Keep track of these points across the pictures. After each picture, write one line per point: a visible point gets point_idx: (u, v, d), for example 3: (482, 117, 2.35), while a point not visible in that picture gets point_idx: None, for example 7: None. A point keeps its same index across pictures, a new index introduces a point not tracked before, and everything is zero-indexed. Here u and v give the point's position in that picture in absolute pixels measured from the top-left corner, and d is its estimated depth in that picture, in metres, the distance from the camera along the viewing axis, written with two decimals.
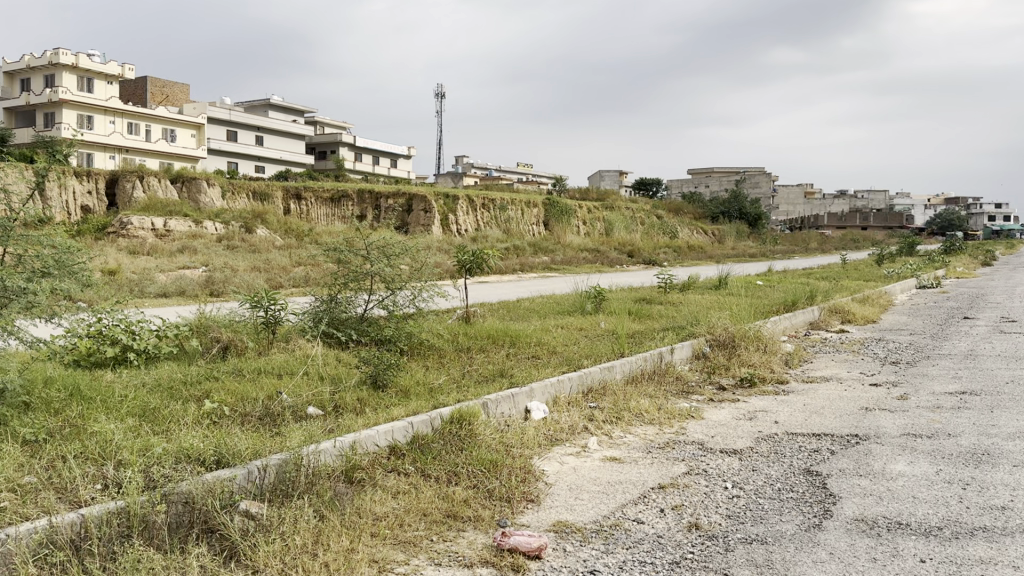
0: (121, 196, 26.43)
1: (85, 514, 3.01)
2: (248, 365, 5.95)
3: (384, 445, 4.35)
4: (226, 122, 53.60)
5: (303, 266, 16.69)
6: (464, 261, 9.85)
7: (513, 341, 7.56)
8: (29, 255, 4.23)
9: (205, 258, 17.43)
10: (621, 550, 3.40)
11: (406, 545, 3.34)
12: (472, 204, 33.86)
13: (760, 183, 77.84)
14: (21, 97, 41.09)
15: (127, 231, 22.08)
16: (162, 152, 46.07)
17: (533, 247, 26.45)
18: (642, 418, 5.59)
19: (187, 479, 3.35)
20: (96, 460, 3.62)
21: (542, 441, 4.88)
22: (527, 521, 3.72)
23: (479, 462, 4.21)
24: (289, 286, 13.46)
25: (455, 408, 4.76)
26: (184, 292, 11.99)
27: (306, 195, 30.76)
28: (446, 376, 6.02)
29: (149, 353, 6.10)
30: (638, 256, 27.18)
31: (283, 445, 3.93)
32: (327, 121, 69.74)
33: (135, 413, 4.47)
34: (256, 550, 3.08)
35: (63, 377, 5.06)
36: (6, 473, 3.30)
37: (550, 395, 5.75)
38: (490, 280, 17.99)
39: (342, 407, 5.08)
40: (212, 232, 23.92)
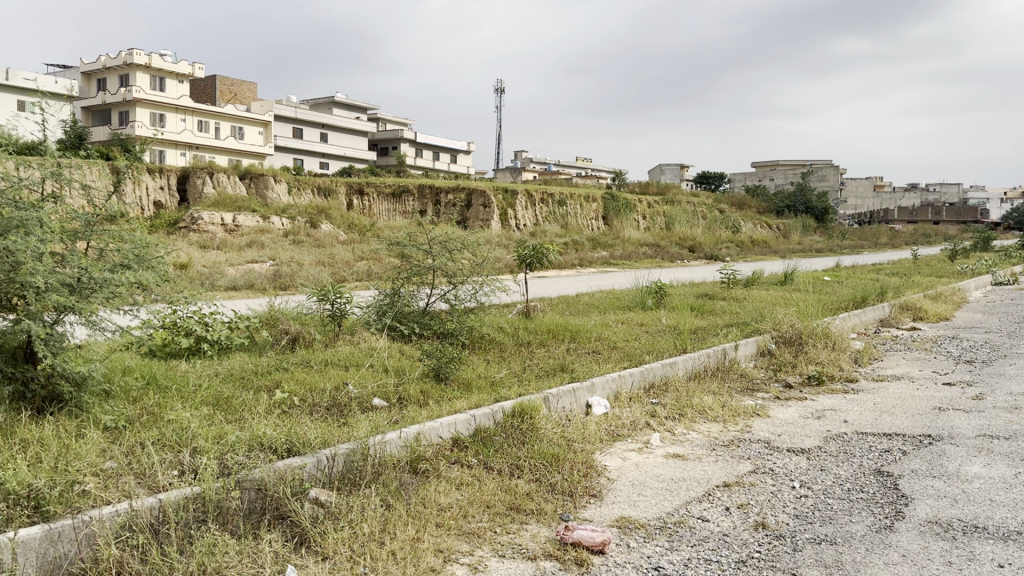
0: (192, 192, 27.19)
1: (163, 499, 3.10)
2: (316, 356, 6.07)
3: (448, 437, 4.39)
4: (293, 121, 54.70)
5: (366, 260, 16.98)
6: (525, 255, 9.83)
7: (573, 337, 7.53)
8: (111, 248, 4.39)
9: (271, 252, 17.88)
10: (686, 548, 3.36)
11: (471, 537, 3.37)
12: (531, 199, 33.83)
13: (827, 176, 75.70)
14: (98, 97, 42.64)
15: (199, 225, 22.73)
16: (231, 150, 47.28)
17: (592, 242, 26.32)
18: (706, 415, 5.52)
19: (260, 466, 3.45)
20: (173, 446, 3.75)
21: (604, 436, 4.87)
22: (590, 515, 3.71)
23: (541, 456, 4.22)
24: (352, 280, 13.71)
25: (517, 402, 4.78)
26: (254, 285, 12.32)
27: (368, 191, 31.19)
28: (508, 370, 6.04)
29: (221, 344, 6.29)
30: (699, 251, 26.80)
31: (350, 434, 4.02)
32: (389, 118, 70.63)
33: (209, 402, 4.61)
34: (325, 537, 3.17)
35: (140, 367, 5.23)
36: (90, 458, 3.43)
37: (612, 390, 5.70)
38: (550, 274, 18.04)
39: (406, 398, 5.14)
40: (278, 226, 24.49)
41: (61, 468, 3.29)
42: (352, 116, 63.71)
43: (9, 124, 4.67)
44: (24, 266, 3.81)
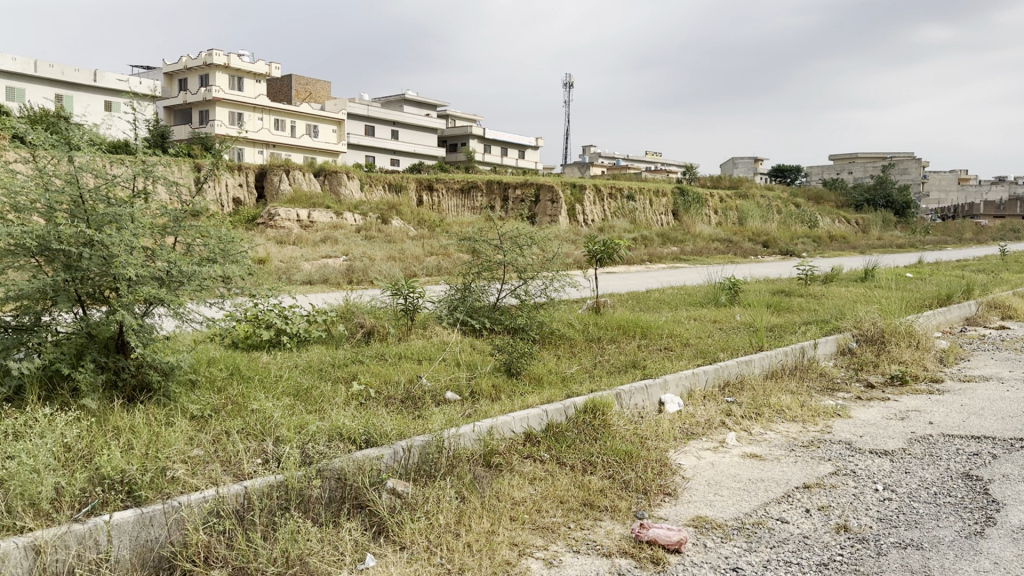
0: (270, 188, 27.93)
1: (248, 487, 3.19)
2: (390, 350, 6.17)
3: (520, 432, 4.40)
4: (365, 118, 55.63)
5: (435, 255, 17.17)
6: (595, 251, 9.77)
7: (645, 333, 7.43)
8: (197, 243, 4.53)
9: (344, 247, 18.24)
10: (765, 549, 3.30)
11: (545, 531, 3.36)
12: (599, 194, 33.62)
13: (908, 169, 73.06)
14: (180, 97, 44.14)
15: (276, 221, 23.33)
16: (305, 147, 48.36)
17: (662, 237, 26.00)
18: (784, 414, 5.39)
19: (340, 456, 3.52)
20: (257, 436, 3.86)
21: (678, 434, 4.80)
22: (665, 514, 3.66)
23: (614, 452, 4.19)
24: (423, 275, 13.86)
25: (590, 397, 4.75)
26: (328, 280, 12.58)
27: (438, 186, 31.74)
28: (579, 366, 6.02)
29: (300, 336, 6.45)
30: (774, 247, 26.21)
31: (425, 427, 4.07)
32: (457, 114, 71.16)
33: (290, 393, 4.74)
34: (402, 527, 3.23)
35: (225, 358, 5.39)
36: (178, 446, 3.56)
37: (686, 387, 5.63)
38: (618, 270, 17.93)
39: (478, 393, 5.17)
40: (351, 222, 24.94)
41: (152, 454, 3.42)
42: (421, 113, 64.49)
43: (104, 125, 4.85)
44: (119, 259, 3.98)
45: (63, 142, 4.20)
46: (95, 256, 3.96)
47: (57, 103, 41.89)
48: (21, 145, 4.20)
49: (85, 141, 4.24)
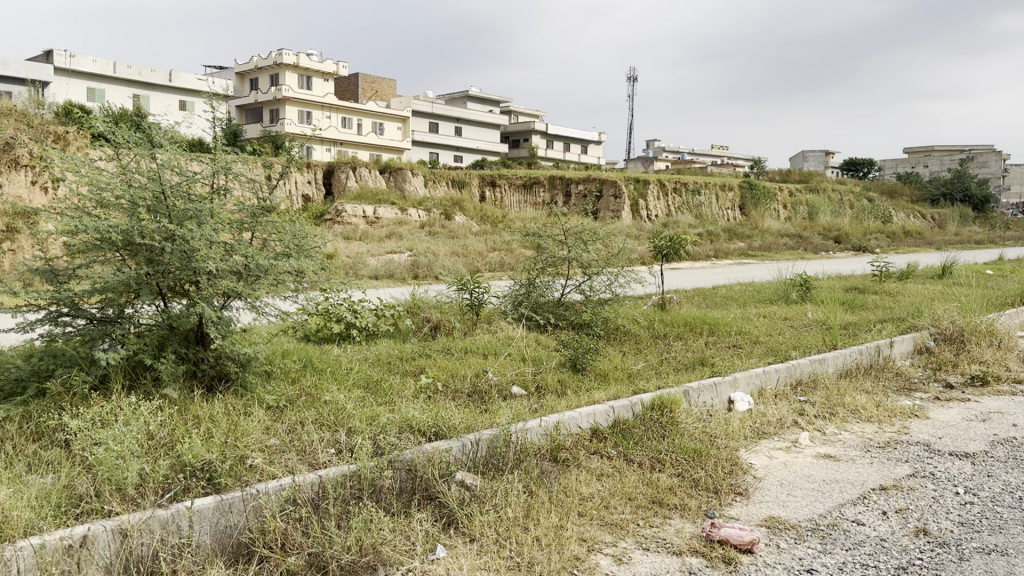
0: (337, 185, 28.43)
1: (323, 476, 3.27)
2: (456, 344, 6.23)
3: (587, 427, 4.39)
4: (429, 115, 56.17)
5: (499, 251, 17.23)
6: (661, 246, 9.67)
7: (712, 330, 7.33)
8: (273, 239, 4.67)
9: (409, 243, 18.46)
10: (840, 551, 3.22)
11: (614, 528, 3.34)
12: (663, 188, 33.26)
13: (988, 162, 70.28)
14: (251, 96, 45.30)
15: (343, 217, 23.74)
16: (371, 144, 49.10)
17: (729, 233, 25.59)
18: (859, 415, 5.25)
19: (411, 448, 3.58)
20: (330, 426, 3.95)
21: (748, 434, 4.72)
22: (736, 513, 3.60)
23: (682, 450, 4.15)
24: (487, 270, 13.95)
25: (657, 395, 4.71)
26: (394, 275, 12.75)
27: (500, 182, 31.94)
28: (645, 363, 5.98)
29: (369, 330, 6.57)
30: (846, 243, 25.55)
31: (493, 420, 4.10)
32: (520, 110, 71.25)
33: (361, 385, 4.83)
34: (472, 519, 3.25)
35: (298, 351, 5.53)
36: (256, 435, 3.66)
37: (756, 386, 5.54)
38: (683, 266, 17.73)
39: (544, 387, 5.19)
40: (415, 218, 25.24)
41: (231, 443, 3.53)
42: (484, 109, 64.75)
43: (184, 125, 5.01)
44: (199, 254, 4.12)
45: (145, 141, 4.37)
46: (176, 250, 4.10)
47: (135, 103, 43.35)
48: (107, 144, 4.38)
49: (166, 139, 4.40)
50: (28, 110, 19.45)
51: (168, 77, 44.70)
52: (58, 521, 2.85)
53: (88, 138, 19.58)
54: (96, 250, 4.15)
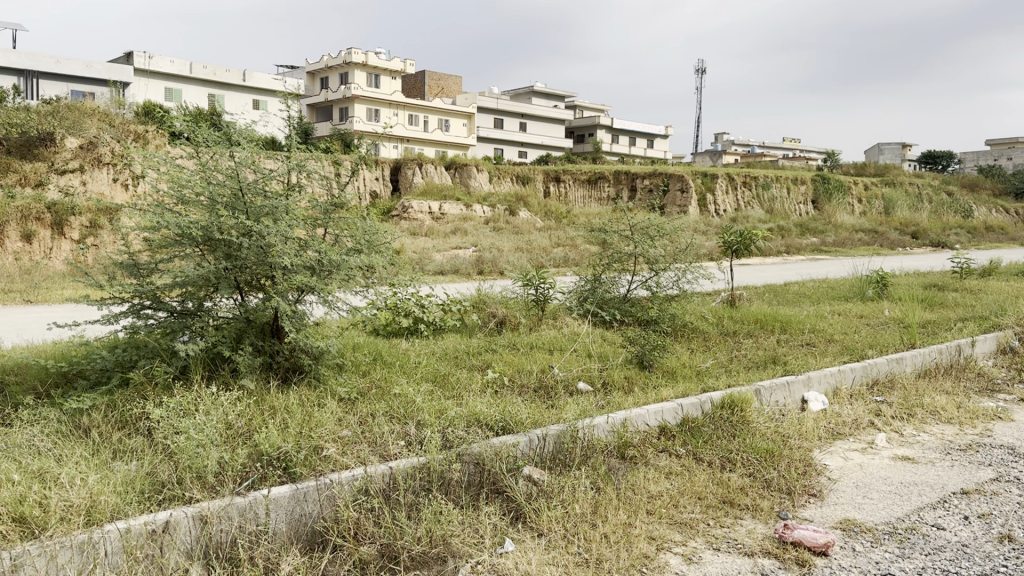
0: (404, 182, 28.79)
1: (394, 468, 3.32)
2: (521, 339, 6.25)
3: (655, 425, 4.36)
4: (494, 111, 56.37)
5: (563, 246, 17.24)
6: (731, 242, 9.50)
7: (784, 328, 7.18)
8: (344, 234, 4.77)
9: (474, 238, 18.64)
10: (919, 556, 3.12)
11: (684, 527, 3.30)
12: (732, 182, 32.65)
13: None
14: (322, 95, 46.24)
15: (409, 213, 24.06)
16: (437, 141, 49.55)
17: (800, 228, 25.00)
18: (938, 416, 5.08)
19: (479, 442, 3.61)
20: (400, 419, 4.02)
21: (822, 434, 4.61)
22: (809, 515, 3.52)
23: (754, 449, 4.08)
24: (553, 266, 13.97)
25: (727, 393, 4.65)
26: (460, 270, 12.88)
27: (565, 177, 31.90)
28: (715, 361, 5.88)
29: (436, 325, 6.66)
30: (924, 238, 24.68)
31: (560, 416, 4.10)
32: (585, 105, 70.96)
33: (429, 378, 4.90)
34: (539, 515, 3.26)
35: (368, 344, 5.63)
36: (329, 426, 3.74)
37: (830, 385, 5.40)
38: (753, 261, 17.44)
39: (610, 384, 5.16)
40: (481, 214, 25.43)
41: (305, 433, 3.61)
42: (548, 104, 64.67)
43: (260, 124, 5.14)
44: (275, 248, 4.22)
45: (223, 139, 4.51)
46: (253, 246, 4.21)
47: (211, 102, 44.70)
48: (187, 143, 4.53)
49: (243, 138, 4.53)
50: (111, 110, 20.25)
51: (241, 77, 45.93)
52: (143, 506, 2.97)
53: (168, 136, 20.28)
54: (178, 245, 4.29)
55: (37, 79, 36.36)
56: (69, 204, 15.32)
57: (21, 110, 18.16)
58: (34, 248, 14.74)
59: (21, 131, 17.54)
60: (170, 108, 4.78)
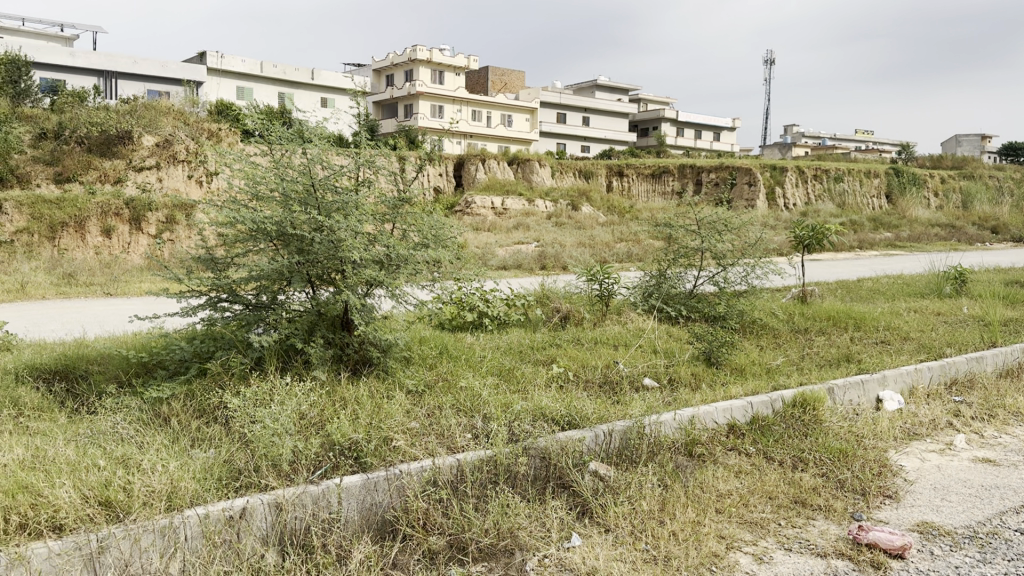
0: (467, 177, 28.99)
1: (461, 460, 3.36)
2: (586, 334, 6.23)
3: (723, 423, 4.30)
4: (557, 106, 56.24)
5: (626, 241, 17.15)
6: (803, 236, 9.29)
7: (857, 325, 7.00)
8: (412, 229, 4.83)
9: (536, 233, 18.69)
10: (1002, 562, 3.01)
11: (754, 526, 3.25)
12: (801, 175, 31.90)
13: None
14: (387, 92, 46.86)
15: (472, 209, 24.22)
16: (499, 136, 49.71)
17: (873, 222, 24.27)
18: (1021, 417, 4.88)
19: (545, 436, 3.62)
20: (467, 412, 4.06)
21: (898, 434, 4.48)
22: (885, 517, 3.43)
23: (827, 450, 3.99)
24: (616, 261, 13.91)
25: (799, 391, 4.56)
26: (523, 265, 12.93)
27: (628, 172, 31.69)
28: (785, 358, 5.76)
29: (500, 319, 6.71)
30: (1005, 234, 23.71)
31: (626, 412, 4.08)
32: (649, 98, 70.22)
33: (495, 372, 4.93)
34: (606, 511, 3.25)
35: (434, 338, 5.70)
36: (398, 418, 3.80)
37: (906, 384, 5.25)
38: (823, 257, 17.04)
39: (677, 380, 5.12)
40: (543, 209, 25.45)
41: (375, 424, 3.68)
42: (611, 98, 64.21)
43: (331, 121, 5.24)
44: (345, 243, 4.30)
45: (295, 137, 4.61)
46: (324, 240, 4.30)
47: (279, 100, 45.72)
48: (261, 140, 4.64)
49: (315, 134, 4.62)
50: (187, 109, 20.94)
51: (309, 75, 46.85)
52: (221, 493, 3.07)
53: (239, 134, 20.87)
54: (252, 240, 4.42)
55: (117, 79, 37.57)
56: (145, 200, 15.87)
57: (102, 110, 18.92)
58: (113, 243, 15.37)
59: (101, 130, 18.25)
60: (245, 107, 4.91)
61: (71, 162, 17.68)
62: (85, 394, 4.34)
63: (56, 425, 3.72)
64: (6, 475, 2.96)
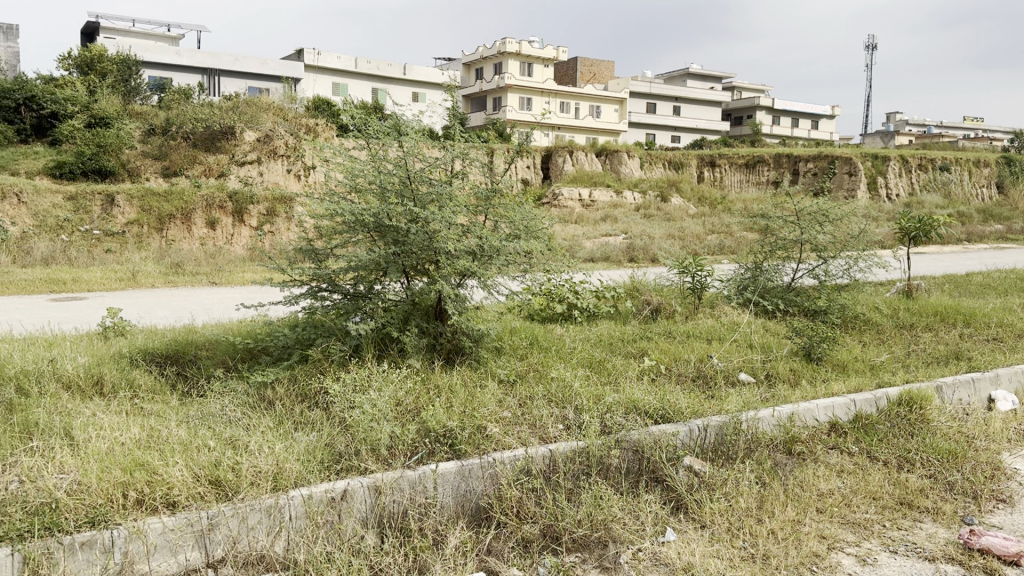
0: (554, 169, 29.00)
1: (554, 451, 3.38)
2: (678, 328, 6.16)
3: (825, 421, 4.17)
4: (647, 95, 55.52)
5: (718, 233, 16.82)
6: (909, 228, 8.91)
7: (967, 321, 6.67)
8: (504, 221, 4.87)
9: (625, 225, 18.56)
10: None
11: (857, 527, 3.15)
12: (906, 164, 30.56)
13: None
14: (477, 85, 47.28)
15: (559, 201, 24.24)
16: (587, 128, 49.44)
17: (982, 213, 23.06)
18: None
19: (638, 429, 3.60)
20: (559, 402, 4.09)
21: (1012, 436, 4.25)
22: (998, 522, 3.26)
23: (935, 451, 3.82)
24: (708, 253, 13.67)
25: (904, 389, 4.39)
26: (611, 257, 12.85)
27: (720, 162, 31.09)
28: (889, 355, 5.54)
29: (590, 311, 6.70)
30: None
31: (721, 407, 4.01)
32: (744, 86, 68.55)
33: (586, 364, 4.94)
34: (701, 506, 3.22)
35: (525, 329, 5.74)
36: (491, 407, 3.85)
37: (1021, 384, 4.97)
38: (930, 250, 16.31)
39: (775, 376, 5.00)
40: (631, 201, 25.24)
41: (469, 413, 3.74)
42: (703, 87, 62.96)
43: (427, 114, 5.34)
44: (439, 234, 4.38)
45: (392, 130, 4.71)
46: (420, 232, 4.39)
47: (372, 95, 46.70)
48: (358, 134, 4.77)
49: (411, 128, 4.70)
50: (287, 105, 21.65)
51: (402, 70, 47.59)
52: (324, 475, 3.18)
53: (336, 129, 21.47)
54: (351, 231, 4.55)
55: (222, 76, 39.48)
56: (247, 193, 16.51)
57: (207, 106, 19.75)
58: (218, 235, 16.03)
59: (206, 125, 19.06)
60: (343, 102, 5.05)
61: (178, 157, 18.52)
62: (194, 377, 4.58)
63: (169, 407, 3.94)
64: (124, 453, 3.14)
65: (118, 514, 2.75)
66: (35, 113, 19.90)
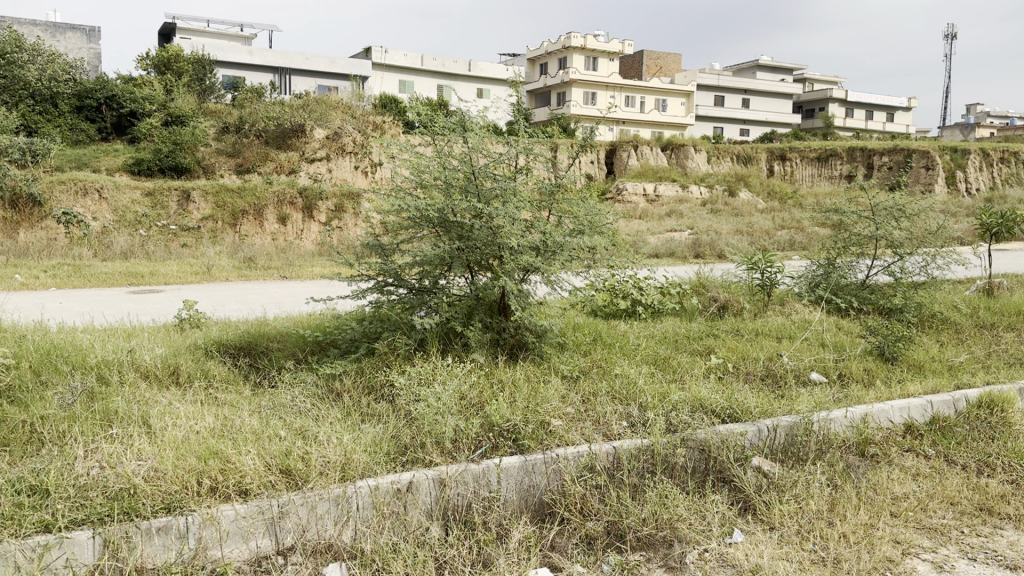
0: (619, 164, 28.79)
1: (618, 448, 3.36)
2: (746, 325, 6.05)
3: (900, 423, 4.04)
4: (714, 88, 54.59)
5: (788, 229, 16.46)
6: (991, 224, 8.54)
7: None
8: (567, 216, 4.84)
9: (690, 221, 18.35)
10: None
11: (933, 533, 3.04)
12: (987, 158, 29.40)
13: None
14: (541, 79, 47.24)
15: (624, 196, 24.06)
16: (653, 122, 48.85)
17: None
18: None
19: (704, 427, 3.55)
20: (622, 399, 4.07)
21: None
22: None
23: (1017, 456, 3.67)
24: (777, 249, 13.39)
25: (985, 390, 4.23)
26: (675, 253, 12.69)
27: (791, 156, 30.43)
28: (968, 355, 5.34)
29: (655, 307, 6.64)
30: None
31: (791, 407, 3.92)
32: (816, 77, 66.82)
33: (650, 361, 4.89)
34: (770, 508, 3.16)
35: (589, 325, 5.72)
36: (555, 402, 3.85)
37: None
38: (1014, 245, 15.67)
39: (847, 376, 4.87)
40: (697, 196, 24.88)
41: (532, 407, 3.74)
42: (773, 79, 61.62)
43: (492, 110, 5.36)
44: (503, 230, 4.40)
45: (457, 126, 4.74)
46: (484, 227, 4.42)
47: (437, 92, 47.10)
48: (424, 130, 4.82)
49: (476, 124, 4.73)
50: (355, 102, 22.02)
51: (467, 66, 47.81)
52: (390, 466, 3.23)
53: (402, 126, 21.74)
54: (416, 227, 4.60)
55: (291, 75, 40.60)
56: (316, 190, 16.86)
57: (278, 104, 20.20)
58: (288, 230, 16.41)
59: (277, 123, 19.51)
60: (410, 99, 5.10)
61: (250, 154, 19.02)
62: (266, 368, 4.71)
63: (242, 397, 4.06)
64: (200, 441, 3.25)
65: (194, 500, 2.85)
66: (114, 112, 20.71)
